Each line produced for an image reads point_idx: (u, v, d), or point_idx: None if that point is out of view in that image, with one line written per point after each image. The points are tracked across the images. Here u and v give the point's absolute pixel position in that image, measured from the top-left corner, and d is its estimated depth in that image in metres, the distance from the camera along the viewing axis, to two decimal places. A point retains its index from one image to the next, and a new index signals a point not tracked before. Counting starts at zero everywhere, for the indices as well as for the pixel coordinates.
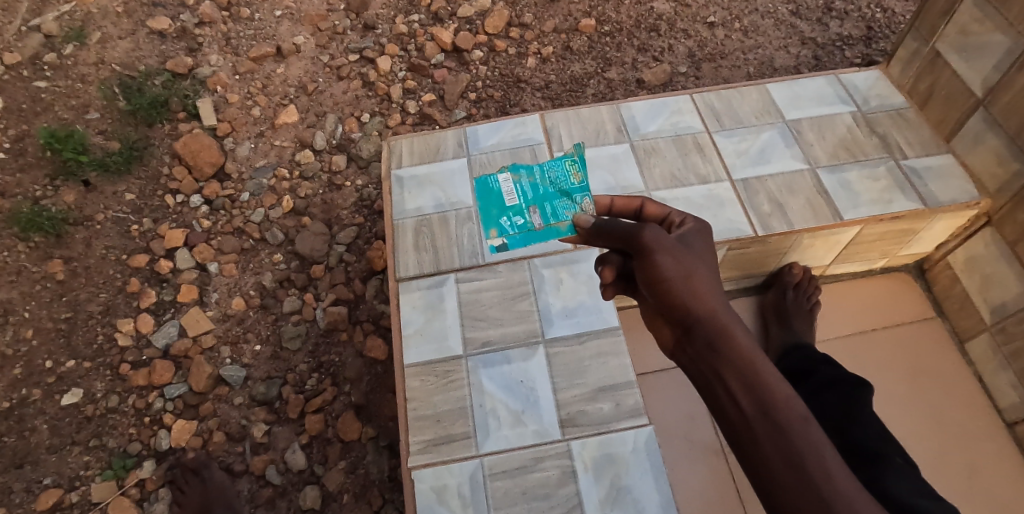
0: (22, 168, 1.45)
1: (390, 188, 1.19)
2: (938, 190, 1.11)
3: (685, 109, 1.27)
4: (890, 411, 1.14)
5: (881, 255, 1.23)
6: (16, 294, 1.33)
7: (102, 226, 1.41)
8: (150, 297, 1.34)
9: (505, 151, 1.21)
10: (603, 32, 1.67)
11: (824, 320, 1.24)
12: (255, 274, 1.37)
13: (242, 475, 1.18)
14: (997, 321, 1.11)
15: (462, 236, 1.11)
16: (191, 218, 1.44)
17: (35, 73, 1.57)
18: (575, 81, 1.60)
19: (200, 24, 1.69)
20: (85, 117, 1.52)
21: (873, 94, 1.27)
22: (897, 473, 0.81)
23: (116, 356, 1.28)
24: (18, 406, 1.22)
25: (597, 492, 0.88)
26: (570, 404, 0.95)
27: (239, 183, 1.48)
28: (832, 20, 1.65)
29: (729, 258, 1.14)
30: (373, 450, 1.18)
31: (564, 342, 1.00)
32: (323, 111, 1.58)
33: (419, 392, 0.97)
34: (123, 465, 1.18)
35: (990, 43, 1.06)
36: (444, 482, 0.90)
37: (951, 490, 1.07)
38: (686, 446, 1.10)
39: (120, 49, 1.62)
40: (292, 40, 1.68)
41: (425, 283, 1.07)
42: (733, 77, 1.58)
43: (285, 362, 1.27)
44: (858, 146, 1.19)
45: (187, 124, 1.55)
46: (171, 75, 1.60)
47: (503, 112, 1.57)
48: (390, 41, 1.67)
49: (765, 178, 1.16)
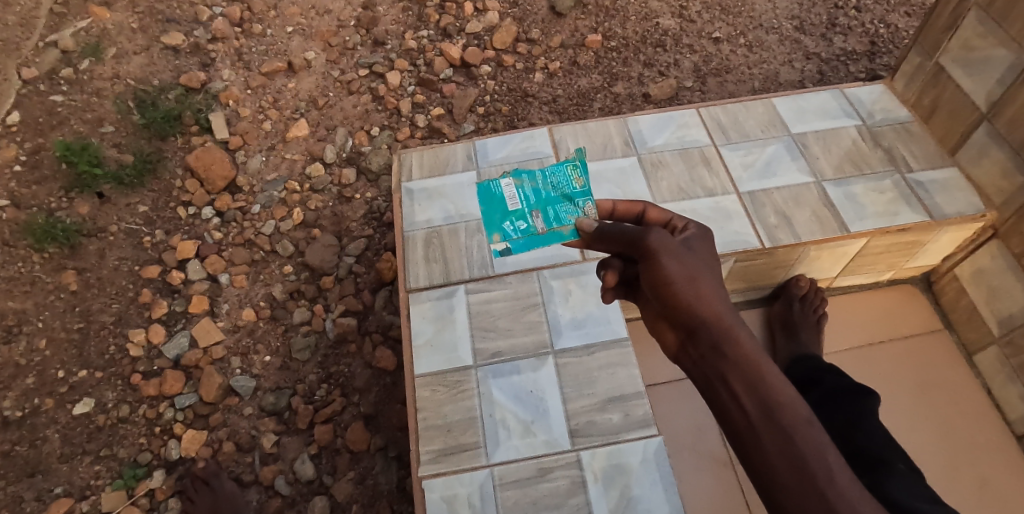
0: (37, 180, 1.47)
1: (401, 201, 1.21)
2: (944, 202, 1.12)
3: (691, 123, 1.29)
4: (898, 422, 1.14)
5: (888, 267, 1.24)
6: (30, 304, 1.35)
7: (116, 238, 1.43)
8: (162, 307, 1.35)
9: (514, 164, 1.23)
10: (609, 47, 1.69)
11: (831, 331, 1.24)
12: (266, 285, 1.39)
13: (251, 485, 1.18)
14: (1005, 332, 1.11)
15: (472, 248, 1.13)
16: (202, 229, 1.46)
17: (52, 88, 1.60)
18: (583, 95, 1.62)
19: (213, 40, 1.72)
20: (100, 131, 1.54)
21: (878, 108, 1.28)
22: (899, 478, 0.81)
23: (127, 366, 1.29)
24: (31, 415, 1.23)
25: (607, 502, 0.88)
26: (579, 414, 0.95)
27: (250, 196, 1.50)
28: (836, 35, 1.68)
29: (737, 270, 1.15)
30: (381, 461, 1.19)
31: (573, 353, 1.01)
32: (333, 125, 1.60)
33: (429, 402, 0.98)
34: (133, 475, 1.19)
35: (994, 57, 1.07)
36: (454, 492, 0.90)
37: (961, 502, 1.06)
38: (695, 458, 1.11)
39: (136, 64, 1.65)
40: (303, 55, 1.71)
41: (435, 294, 1.08)
42: (738, 92, 1.60)
43: (295, 373, 1.28)
44: (864, 159, 1.20)
45: (199, 138, 1.57)
46: (184, 89, 1.63)
47: (511, 125, 1.59)
48: (399, 56, 1.70)
49: (771, 191, 1.17)
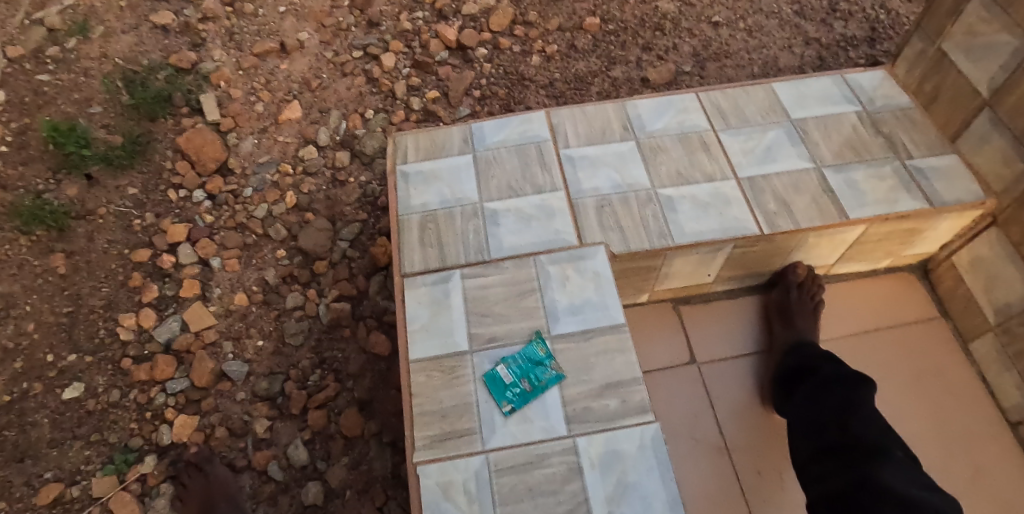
0: (24, 161, 1.44)
1: (395, 184, 1.19)
2: (944, 190, 1.11)
3: (690, 108, 1.27)
4: (895, 410, 1.14)
5: (886, 255, 1.23)
6: (18, 287, 1.32)
7: (104, 220, 1.41)
8: (152, 292, 1.33)
9: (510, 148, 1.22)
10: (607, 31, 1.67)
11: (828, 319, 1.24)
12: (258, 269, 1.37)
13: (244, 470, 1.17)
14: (1002, 320, 1.11)
15: (468, 232, 1.11)
16: (193, 212, 1.43)
17: (38, 66, 1.56)
18: (580, 79, 1.60)
19: (204, 20, 1.68)
20: (88, 111, 1.51)
21: (879, 94, 1.27)
22: (895, 466, 0.80)
23: (117, 350, 1.27)
24: (19, 400, 1.22)
25: (604, 489, 0.88)
26: (576, 400, 0.95)
27: (242, 179, 1.48)
28: (837, 21, 1.66)
29: (735, 257, 1.14)
30: (376, 447, 1.18)
31: (570, 338, 1.00)
32: (327, 107, 1.58)
33: (424, 387, 0.97)
34: (124, 460, 1.17)
35: (997, 43, 1.06)
36: (449, 478, 0.89)
37: (955, 488, 1.07)
38: (691, 445, 1.11)
39: (124, 43, 1.61)
40: (296, 36, 1.67)
41: (431, 279, 1.07)
42: (737, 77, 1.58)
43: (288, 358, 1.27)
44: (864, 145, 1.19)
45: (190, 119, 1.54)
46: (174, 69, 1.60)
47: (507, 109, 1.56)
48: (394, 38, 1.67)
49: (771, 176, 1.15)
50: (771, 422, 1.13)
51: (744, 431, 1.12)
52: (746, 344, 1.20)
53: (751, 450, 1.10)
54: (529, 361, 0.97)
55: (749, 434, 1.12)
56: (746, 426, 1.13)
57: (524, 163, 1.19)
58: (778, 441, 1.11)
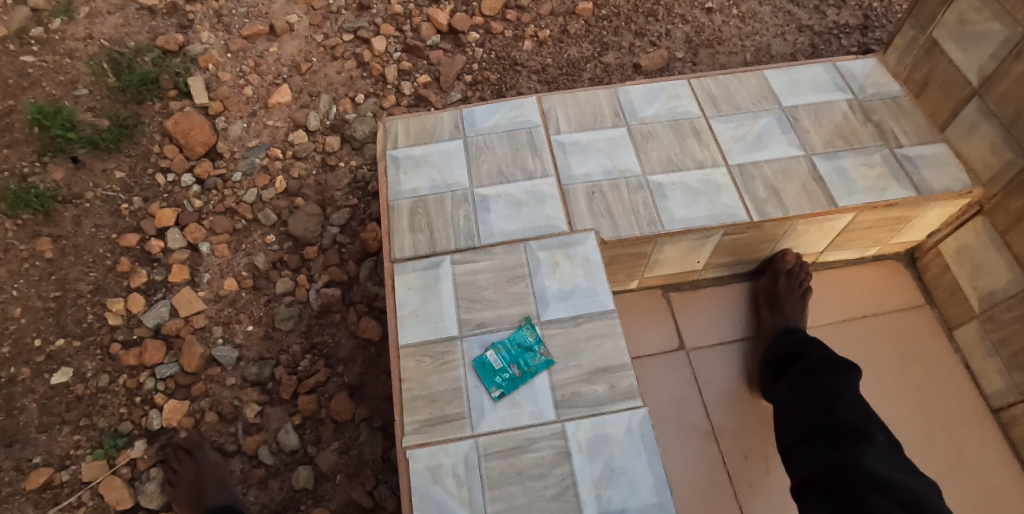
0: (8, 144, 1.42)
1: (386, 168, 1.18)
2: (932, 178, 1.12)
3: (682, 94, 1.27)
4: (879, 396, 1.16)
5: (874, 243, 1.24)
6: (4, 271, 1.31)
7: (91, 205, 1.39)
8: (141, 276, 1.32)
9: (501, 133, 1.21)
10: (600, 16, 1.66)
11: (816, 306, 1.25)
12: (248, 254, 1.36)
13: (234, 455, 1.18)
14: (986, 308, 1.12)
15: (458, 217, 1.11)
16: (182, 197, 1.42)
17: (21, 47, 1.53)
18: (572, 65, 1.59)
19: (191, 1, 1.66)
20: (74, 94, 1.49)
21: (870, 82, 1.27)
22: (876, 450, 0.81)
23: (106, 335, 1.27)
24: (7, 385, 1.21)
25: (591, 472, 0.89)
26: (565, 386, 0.95)
27: (231, 163, 1.47)
28: (830, 8, 1.65)
29: (724, 244, 1.14)
30: (366, 431, 1.19)
31: (559, 324, 1.00)
32: (317, 91, 1.56)
33: (414, 372, 0.97)
34: (113, 445, 1.17)
35: (988, 32, 1.06)
36: (438, 462, 0.90)
37: (935, 473, 1.09)
38: (678, 429, 1.12)
39: (110, 24, 1.59)
40: (285, 18, 1.65)
41: (420, 265, 1.07)
42: (730, 63, 1.58)
43: (278, 343, 1.27)
44: (854, 133, 1.19)
45: (178, 102, 1.52)
46: (161, 51, 1.57)
47: (498, 94, 1.56)
48: (385, 21, 1.65)
49: (761, 163, 1.16)
50: (758, 408, 1.14)
51: (731, 416, 1.13)
52: (734, 330, 1.21)
53: (738, 435, 1.12)
54: (519, 346, 0.98)
55: (736, 419, 1.13)
56: (733, 411, 1.14)
57: (514, 148, 1.19)
58: (765, 426, 1.12)
